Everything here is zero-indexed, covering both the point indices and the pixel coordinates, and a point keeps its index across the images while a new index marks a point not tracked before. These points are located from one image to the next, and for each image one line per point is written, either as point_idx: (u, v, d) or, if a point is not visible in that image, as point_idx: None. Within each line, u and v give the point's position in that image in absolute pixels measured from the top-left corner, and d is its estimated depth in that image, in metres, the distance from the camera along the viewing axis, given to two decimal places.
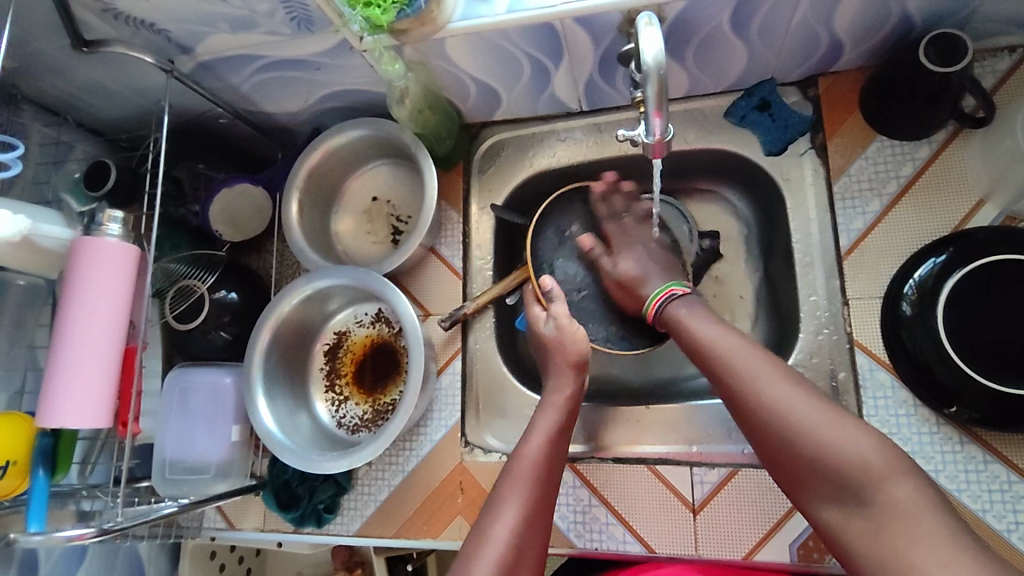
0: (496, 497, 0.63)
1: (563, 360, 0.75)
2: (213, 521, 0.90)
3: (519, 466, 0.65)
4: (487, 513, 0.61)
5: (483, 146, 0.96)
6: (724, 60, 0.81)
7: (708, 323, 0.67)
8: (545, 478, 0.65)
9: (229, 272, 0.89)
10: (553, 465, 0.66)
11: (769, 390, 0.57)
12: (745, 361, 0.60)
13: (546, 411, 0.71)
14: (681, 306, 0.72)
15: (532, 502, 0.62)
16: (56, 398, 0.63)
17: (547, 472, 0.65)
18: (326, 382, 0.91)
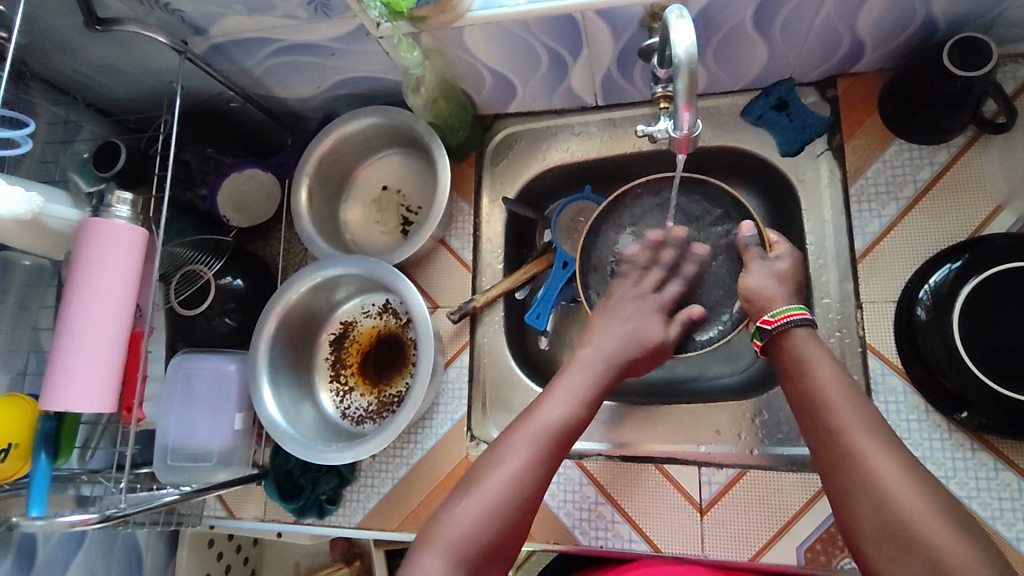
0: (494, 448, 0.62)
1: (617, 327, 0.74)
2: (213, 509, 0.89)
3: (547, 418, 0.63)
4: (482, 463, 0.61)
5: (496, 138, 0.95)
6: (744, 58, 0.80)
7: (827, 370, 0.61)
8: (570, 431, 0.63)
9: (235, 259, 0.87)
10: (570, 425, 0.63)
11: (880, 469, 0.52)
12: (861, 433, 0.55)
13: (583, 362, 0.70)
14: (804, 335, 0.64)
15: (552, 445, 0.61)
16: (60, 380, 0.62)
17: (563, 435, 0.63)
18: (332, 372, 0.90)
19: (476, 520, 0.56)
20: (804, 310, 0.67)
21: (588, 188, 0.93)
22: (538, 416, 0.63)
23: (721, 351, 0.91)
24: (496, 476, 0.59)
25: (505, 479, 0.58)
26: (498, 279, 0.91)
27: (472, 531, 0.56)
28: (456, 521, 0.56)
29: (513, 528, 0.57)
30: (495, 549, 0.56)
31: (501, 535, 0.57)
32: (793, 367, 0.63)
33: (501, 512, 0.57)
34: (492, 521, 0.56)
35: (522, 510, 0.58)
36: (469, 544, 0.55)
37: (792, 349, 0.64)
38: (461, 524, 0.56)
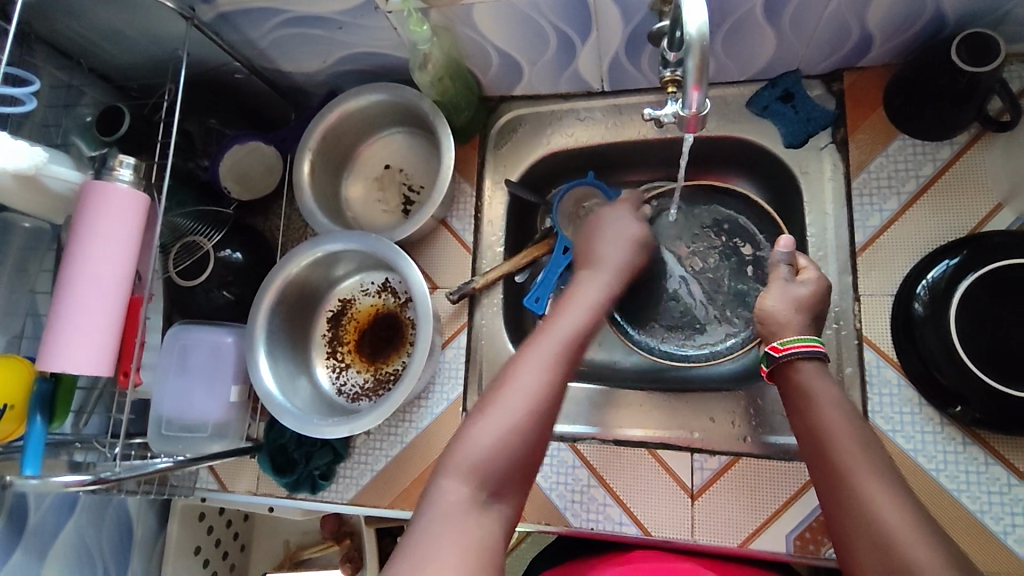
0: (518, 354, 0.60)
1: (616, 240, 0.75)
2: (206, 482, 0.88)
3: (563, 330, 0.61)
4: (506, 367, 0.59)
5: (501, 120, 0.94)
6: (753, 47, 0.80)
7: (831, 407, 0.59)
8: (586, 339, 0.62)
9: (235, 232, 0.87)
10: (588, 336, 0.63)
11: (881, 513, 0.51)
12: (866, 476, 0.53)
13: (591, 278, 0.70)
14: (810, 369, 0.61)
15: (573, 351, 0.60)
16: (58, 342, 0.62)
17: (582, 343, 0.62)
18: (328, 349, 0.90)
19: (495, 440, 0.54)
20: (817, 343, 0.63)
21: (591, 173, 0.92)
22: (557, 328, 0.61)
23: None
24: (520, 386, 0.56)
25: (527, 390, 0.56)
26: (497, 261, 0.91)
27: (498, 445, 0.53)
28: (481, 437, 0.54)
29: (536, 440, 0.55)
30: (523, 462, 0.54)
31: (526, 450, 0.54)
32: (800, 400, 0.60)
33: (528, 422, 0.55)
34: (516, 434, 0.54)
35: (548, 420, 0.56)
36: (498, 463, 0.53)
37: (799, 382, 0.61)
38: (487, 444, 0.53)
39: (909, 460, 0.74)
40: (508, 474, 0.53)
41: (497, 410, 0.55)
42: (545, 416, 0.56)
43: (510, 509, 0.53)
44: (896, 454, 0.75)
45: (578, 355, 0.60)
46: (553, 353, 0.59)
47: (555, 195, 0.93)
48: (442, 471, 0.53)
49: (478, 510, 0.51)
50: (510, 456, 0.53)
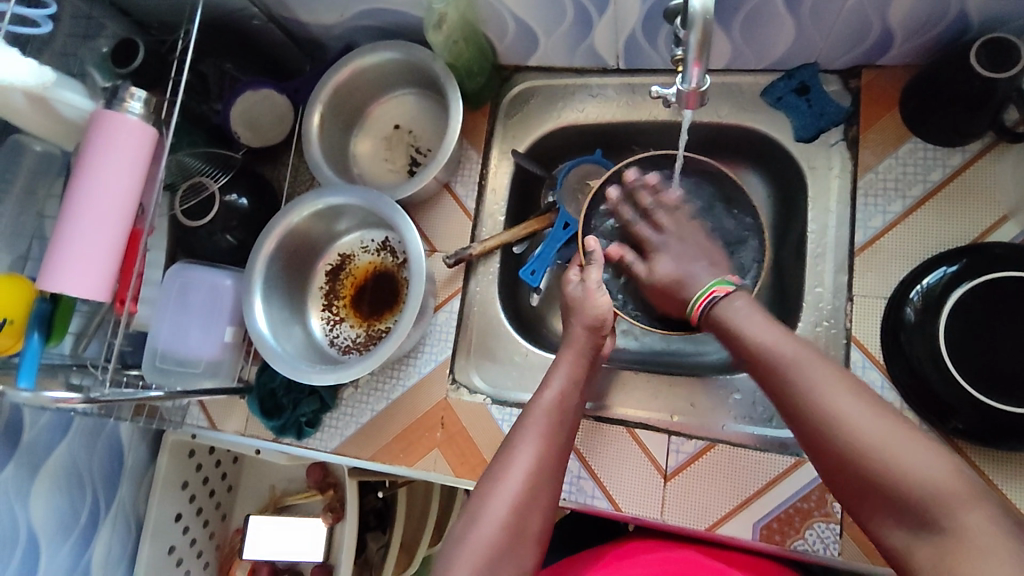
0: (509, 444, 0.66)
1: (581, 319, 0.76)
2: (195, 419, 0.90)
3: (540, 414, 0.68)
4: (500, 461, 0.64)
5: (514, 91, 0.94)
6: (771, 34, 0.80)
7: (757, 325, 0.64)
8: (563, 416, 0.69)
9: (242, 177, 0.88)
10: (565, 417, 0.69)
11: (825, 397, 0.55)
12: (803, 371, 0.58)
13: (560, 362, 0.73)
14: (739, 303, 0.67)
15: (549, 455, 0.65)
16: (60, 264, 0.64)
17: (559, 424, 0.68)
18: (324, 301, 0.92)
19: (496, 528, 0.59)
20: (722, 285, 0.71)
21: (598, 152, 0.93)
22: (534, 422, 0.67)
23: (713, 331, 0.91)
24: (500, 499, 0.61)
25: (517, 482, 0.62)
26: (497, 231, 0.92)
27: (493, 548, 0.58)
28: (479, 531, 0.59)
29: (523, 549, 0.60)
30: (516, 563, 0.59)
31: (518, 555, 0.60)
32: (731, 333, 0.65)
33: (518, 519, 0.60)
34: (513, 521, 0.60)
35: (530, 519, 0.61)
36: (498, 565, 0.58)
37: (733, 313, 0.67)
38: (481, 541, 0.58)
39: None
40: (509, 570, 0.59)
41: (495, 503, 0.60)
42: (525, 519, 0.61)
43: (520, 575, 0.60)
44: None
45: (557, 451, 0.66)
46: (538, 446, 0.65)
47: (560, 170, 0.94)
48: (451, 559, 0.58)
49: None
50: (504, 559, 0.59)
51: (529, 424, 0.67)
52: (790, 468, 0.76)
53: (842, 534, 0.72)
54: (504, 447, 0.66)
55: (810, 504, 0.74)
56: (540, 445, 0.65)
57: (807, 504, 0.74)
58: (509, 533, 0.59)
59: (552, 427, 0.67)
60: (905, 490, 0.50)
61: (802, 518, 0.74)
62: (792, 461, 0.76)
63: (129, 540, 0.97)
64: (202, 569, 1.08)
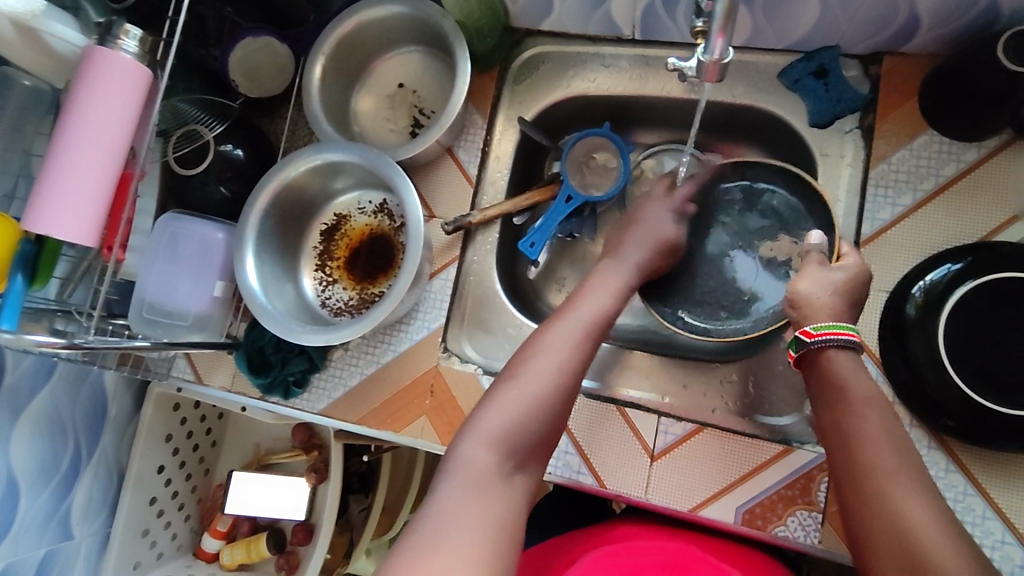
0: (543, 328, 0.64)
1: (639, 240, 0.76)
2: (181, 372, 0.89)
3: (584, 314, 0.64)
4: (534, 339, 0.62)
5: (524, 55, 0.92)
6: (794, 12, 0.77)
7: (865, 401, 0.57)
8: (606, 318, 0.66)
9: (238, 127, 0.86)
10: (608, 317, 0.66)
11: (908, 510, 0.51)
12: (897, 479, 0.52)
13: (606, 271, 0.71)
14: (844, 359, 0.59)
15: (584, 347, 0.62)
16: (44, 205, 0.62)
17: (602, 321, 0.65)
18: (318, 261, 0.90)
19: (524, 404, 0.57)
20: (851, 330, 0.61)
21: (607, 125, 0.90)
22: (569, 319, 0.63)
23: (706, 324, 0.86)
24: (530, 377, 0.58)
25: (552, 361, 0.60)
26: (498, 199, 0.90)
27: (516, 422, 0.56)
28: (504, 408, 0.57)
29: (549, 427, 0.58)
30: (533, 452, 0.57)
31: (536, 440, 0.57)
32: (833, 393, 0.58)
33: (547, 397, 0.58)
34: (539, 409, 0.57)
35: (553, 411, 0.58)
36: (508, 447, 0.56)
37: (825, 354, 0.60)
38: (499, 422, 0.56)
39: None
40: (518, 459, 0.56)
41: (528, 373, 0.59)
42: (546, 409, 0.58)
43: (530, 482, 0.57)
44: None
45: (595, 344, 0.63)
46: (575, 331, 0.62)
47: (567, 141, 0.92)
48: (467, 436, 0.56)
49: (505, 477, 0.55)
50: (524, 443, 0.56)
51: (565, 319, 0.64)
52: (777, 455, 0.76)
53: (823, 524, 0.73)
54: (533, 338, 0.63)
55: (793, 492, 0.74)
56: (580, 331, 0.63)
57: (790, 492, 0.74)
58: (533, 413, 0.57)
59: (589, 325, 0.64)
60: None
61: (785, 505, 0.74)
62: (780, 449, 0.76)
63: (110, 489, 0.96)
64: (183, 521, 1.08)
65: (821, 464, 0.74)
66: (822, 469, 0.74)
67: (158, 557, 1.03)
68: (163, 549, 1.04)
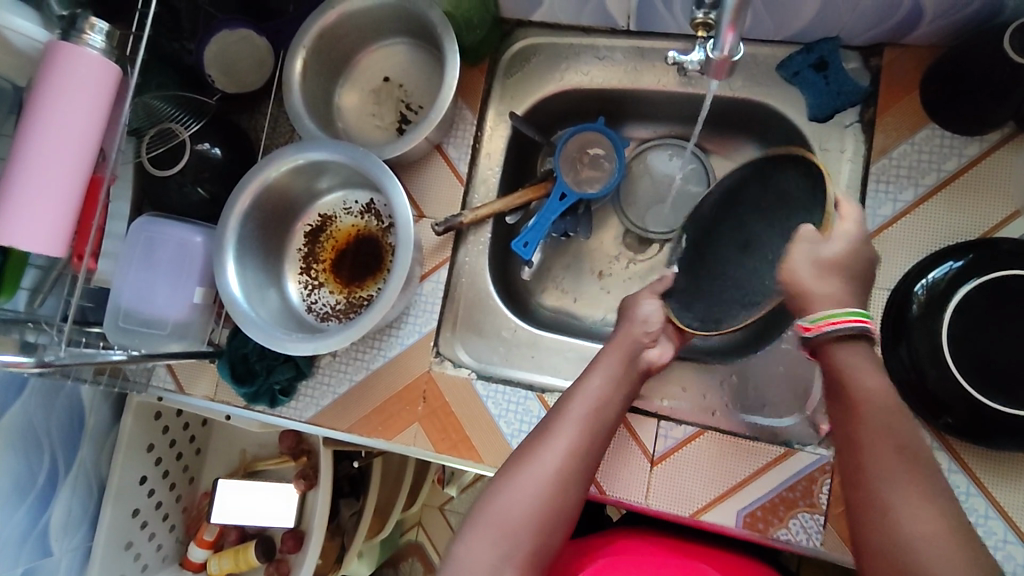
0: (544, 427, 0.65)
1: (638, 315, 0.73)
2: (162, 381, 0.85)
3: (581, 410, 0.66)
4: (534, 440, 0.64)
5: (514, 48, 0.88)
6: (794, 3, 0.75)
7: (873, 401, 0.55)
8: (605, 410, 0.67)
9: (215, 125, 0.82)
10: (608, 408, 0.67)
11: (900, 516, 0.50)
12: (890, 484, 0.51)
13: (607, 353, 0.71)
14: (858, 348, 0.57)
15: (582, 446, 0.63)
16: (6, 212, 0.58)
17: (602, 415, 0.66)
18: (303, 264, 0.86)
19: (523, 511, 0.58)
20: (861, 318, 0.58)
21: (600, 120, 0.88)
22: (567, 419, 0.65)
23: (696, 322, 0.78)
24: (526, 481, 0.60)
25: (551, 465, 0.61)
26: (490, 197, 0.87)
27: (514, 529, 0.57)
28: (500, 514, 0.58)
29: (551, 533, 0.59)
30: (544, 549, 0.58)
31: (545, 539, 0.58)
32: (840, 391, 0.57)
33: (548, 502, 0.59)
34: (538, 516, 0.58)
35: (564, 500, 0.60)
36: (516, 548, 0.57)
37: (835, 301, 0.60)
38: (513, 510, 0.58)
39: None
40: (528, 559, 0.57)
41: (524, 478, 0.60)
42: (558, 498, 0.60)
43: None
44: None
45: (596, 441, 0.65)
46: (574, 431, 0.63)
47: (560, 137, 0.90)
48: (461, 542, 0.58)
49: None
50: (523, 549, 0.57)
51: (567, 412, 0.65)
52: (779, 457, 0.74)
53: (825, 526, 0.71)
54: (541, 428, 0.65)
55: (795, 494, 0.73)
56: (578, 429, 0.64)
57: (792, 495, 0.73)
58: (533, 518, 0.58)
59: (589, 422, 0.65)
60: None
61: (786, 508, 0.73)
62: (781, 451, 0.74)
63: (89, 502, 0.93)
64: (168, 531, 1.04)
65: (823, 465, 0.73)
66: (824, 471, 0.73)
67: (143, 569, 1.00)
68: (148, 561, 1.01)
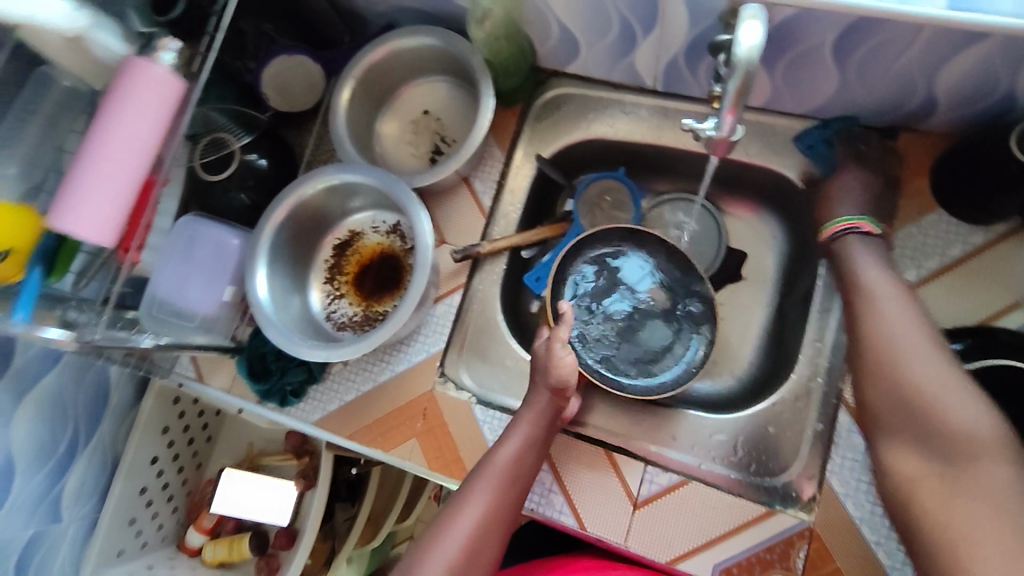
0: (457, 498, 0.72)
1: (545, 380, 0.77)
2: (184, 370, 0.91)
3: (489, 481, 0.73)
4: (447, 513, 0.71)
5: (548, 95, 0.94)
6: (812, 82, 0.79)
7: (888, 293, 0.71)
8: (514, 479, 0.74)
9: (265, 139, 0.89)
10: (517, 476, 0.74)
11: (913, 365, 0.65)
12: (908, 334, 0.67)
13: (521, 420, 0.77)
14: (854, 242, 0.77)
15: (490, 515, 0.71)
16: (70, 199, 0.64)
17: (511, 484, 0.73)
18: (328, 274, 0.92)
19: None
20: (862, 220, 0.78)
21: (620, 169, 0.93)
22: (476, 490, 0.71)
23: (613, 362, 0.86)
24: (437, 558, 0.67)
25: (459, 538, 0.68)
26: (509, 231, 0.92)
27: None
28: None
29: None
30: None
31: None
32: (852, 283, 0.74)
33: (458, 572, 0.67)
34: None
35: (477, 565, 0.69)
36: None
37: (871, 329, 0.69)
38: None
39: (855, 529, 0.72)
40: None
41: (437, 552, 0.67)
42: (471, 564, 0.68)
43: None
44: (843, 517, 0.73)
45: (504, 510, 0.72)
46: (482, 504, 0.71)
47: (583, 180, 0.94)
48: None
49: None
50: None
51: (479, 483, 0.72)
52: (760, 517, 0.75)
53: None
54: (457, 495, 0.73)
55: (772, 555, 0.73)
56: (486, 502, 0.71)
57: (769, 556, 0.73)
58: None
59: (497, 493, 0.72)
60: (932, 427, 0.62)
61: (762, 568, 0.73)
62: (764, 510, 0.75)
63: (103, 475, 0.98)
64: (171, 513, 1.09)
65: (800, 531, 0.74)
66: (802, 536, 0.73)
67: (142, 546, 1.04)
68: (148, 539, 1.06)
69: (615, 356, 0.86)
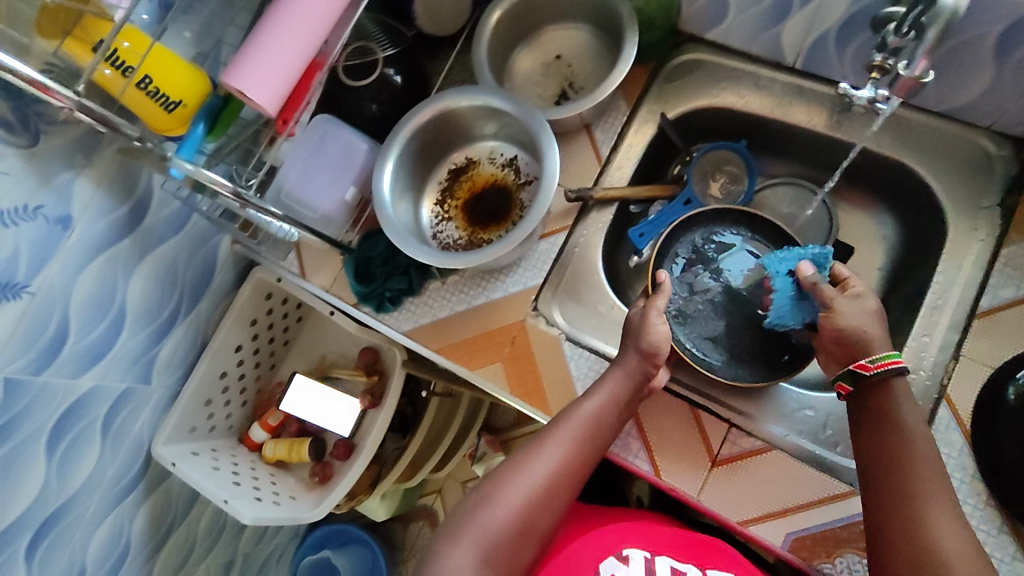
0: (538, 440, 0.72)
1: (638, 343, 0.76)
2: (289, 264, 0.94)
3: (569, 433, 0.72)
4: (524, 453, 0.71)
5: (681, 58, 0.94)
6: (963, 79, 0.78)
7: (920, 438, 0.61)
8: (596, 434, 0.73)
9: (405, 55, 0.92)
10: (599, 431, 0.73)
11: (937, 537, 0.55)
12: (929, 499, 0.57)
13: (608, 378, 0.76)
14: (902, 388, 0.64)
15: (570, 460, 0.70)
16: (246, 65, 0.68)
17: (591, 438, 0.72)
18: (439, 196, 0.95)
19: (506, 515, 0.65)
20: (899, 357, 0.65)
21: (742, 142, 0.94)
22: (557, 437, 0.71)
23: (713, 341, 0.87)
24: (512, 493, 0.67)
25: (536, 480, 0.68)
26: (621, 183, 0.93)
27: (496, 530, 0.64)
28: (488, 516, 0.65)
29: (524, 546, 0.65)
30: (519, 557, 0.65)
31: (522, 547, 0.65)
32: (885, 417, 0.63)
33: (532, 510, 0.67)
34: (518, 522, 0.65)
35: (548, 509, 0.68)
36: (500, 549, 0.64)
37: (892, 480, 0.60)
38: (494, 521, 0.65)
39: None
40: (505, 559, 0.64)
41: (514, 485, 0.67)
42: (546, 504, 0.68)
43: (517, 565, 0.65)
44: None
45: (582, 462, 0.71)
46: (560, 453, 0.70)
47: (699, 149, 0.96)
48: (459, 537, 0.64)
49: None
50: (506, 551, 0.64)
51: (563, 429, 0.72)
52: (839, 495, 0.74)
53: None
54: (533, 442, 0.72)
55: (847, 534, 0.73)
56: (565, 450, 0.71)
57: (843, 534, 0.73)
58: (519, 525, 0.65)
59: (578, 442, 0.72)
60: None
61: (834, 545, 0.73)
62: (844, 490, 0.74)
63: (188, 353, 1.03)
64: (239, 405, 1.14)
65: None
66: None
67: (210, 430, 1.08)
68: (215, 425, 1.10)
69: (717, 336, 0.87)
